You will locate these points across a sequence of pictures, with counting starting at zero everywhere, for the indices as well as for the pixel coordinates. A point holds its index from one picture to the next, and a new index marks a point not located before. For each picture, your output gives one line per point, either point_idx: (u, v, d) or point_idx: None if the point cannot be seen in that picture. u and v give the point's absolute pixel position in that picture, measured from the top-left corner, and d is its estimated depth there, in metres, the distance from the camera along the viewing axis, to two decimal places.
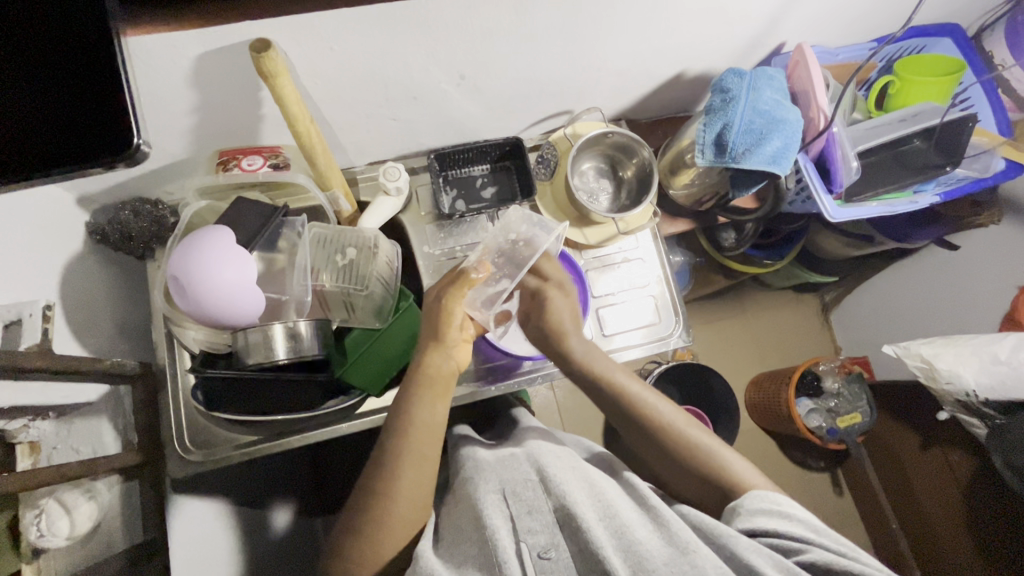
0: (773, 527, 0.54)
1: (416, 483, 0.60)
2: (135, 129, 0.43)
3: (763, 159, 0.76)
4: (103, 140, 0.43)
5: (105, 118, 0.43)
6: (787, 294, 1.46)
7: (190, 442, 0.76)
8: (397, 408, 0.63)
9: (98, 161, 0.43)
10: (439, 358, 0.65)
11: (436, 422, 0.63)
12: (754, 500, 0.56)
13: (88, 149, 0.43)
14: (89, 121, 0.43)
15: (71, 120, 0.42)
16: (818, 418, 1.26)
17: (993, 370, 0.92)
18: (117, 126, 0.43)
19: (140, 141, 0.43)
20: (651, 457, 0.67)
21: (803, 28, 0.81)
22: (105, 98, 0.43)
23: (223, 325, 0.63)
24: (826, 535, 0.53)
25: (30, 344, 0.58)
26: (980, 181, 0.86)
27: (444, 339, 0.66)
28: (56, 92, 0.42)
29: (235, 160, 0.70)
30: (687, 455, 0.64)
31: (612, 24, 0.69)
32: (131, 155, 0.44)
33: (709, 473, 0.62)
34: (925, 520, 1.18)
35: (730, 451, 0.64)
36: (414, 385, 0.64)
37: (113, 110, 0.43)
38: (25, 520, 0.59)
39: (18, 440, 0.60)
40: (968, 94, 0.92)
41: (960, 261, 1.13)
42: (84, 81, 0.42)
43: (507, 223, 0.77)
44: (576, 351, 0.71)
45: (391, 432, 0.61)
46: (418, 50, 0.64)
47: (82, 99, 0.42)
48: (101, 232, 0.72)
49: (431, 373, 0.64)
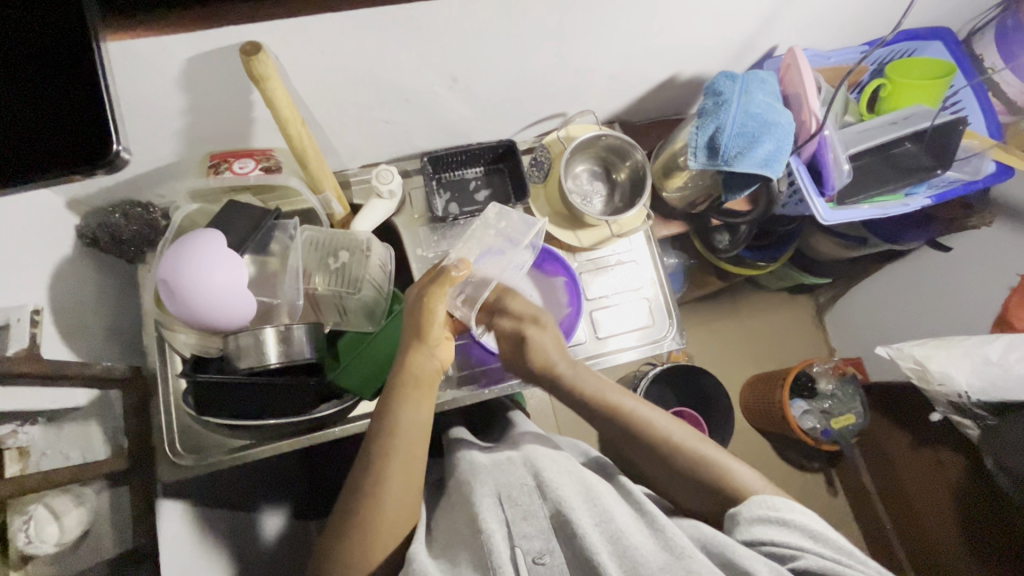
0: (771, 535, 0.53)
1: (405, 485, 0.59)
2: (114, 134, 0.43)
3: (755, 162, 0.76)
4: (81, 146, 0.42)
5: (84, 124, 0.42)
6: (781, 295, 1.46)
7: (182, 447, 0.75)
8: (383, 408, 0.63)
9: (76, 168, 0.43)
10: (422, 357, 0.66)
11: (421, 422, 0.63)
12: (753, 507, 0.56)
13: (67, 157, 0.43)
14: (68, 126, 0.42)
15: (49, 126, 0.42)
16: (812, 419, 1.27)
17: (985, 371, 0.92)
18: (95, 133, 0.42)
19: (119, 147, 0.43)
20: (634, 453, 0.68)
21: (794, 31, 0.82)
22: (84, 104, 0.42)
23: (212, 328, 0.63)
24: (825, 541, 0.53)
25: (17, 348, 0.57)
26: (971, 184, 0.87)
27: (426, 338, 0.66)
28: (34, 98, 0.42)
29: (224, 164, 0.69)
30: (671, 453, 0.65)
31: (605, 26, 0.69)
32: (111, 162, 0.43)
33: (696, 471, 0.63)
34: (918, 520, 1.19)
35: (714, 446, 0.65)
36: (398, 385, 0.64)
37: (92, 116, 0.42)
38: (12, 527, 0.57)
39: (7, 446, 0.58)
40: (958, 97, 0.92)
41: (952, 263, 1.14)
42: (63, 90, 0.42)
43: (482, 218, 0.78)
44: (564, 365, 0.72)
45: (378, 433, 0.61)
46: (411, 52, 0.64)
47: (62, 106, 0.42)
48: (91, 236, 0.72)
49: (415, 373, 0.65)
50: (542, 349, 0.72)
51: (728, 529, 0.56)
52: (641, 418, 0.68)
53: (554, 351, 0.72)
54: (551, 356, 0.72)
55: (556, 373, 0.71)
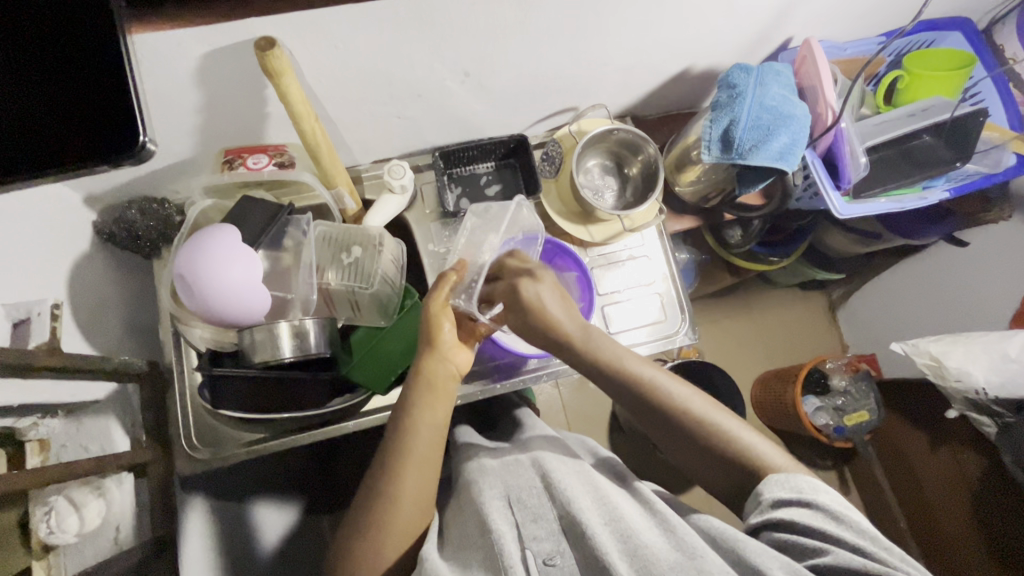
0: (791, 515, 0.53)
1: (415, 492, 0.60)
2: (142, 127, 0.43)
3: (770, 155, 0.75)
4: (110, 137, 0.43)
5: (110, 116, 0.43)
6: (794, 291, 1.45)
7: (197, 439, 0.76)
8: (401, 412, 0.63)
9: (106, 159, 0.44)
10: (435, 363, 0.65)
11: (438, 424, 0.63)
12: (775, 487, 0.56)
13: (93, 147, 0.43)
14: (96, 119, 0.43)
15: (79, 118, 0.43)
16: (825, 416, 1.25)
17: (1003, 368, 0.91)
18: (122, 125, 0.43)
19: (145, 139, 0.43)
20: (641, 421, 0.67)
21: (810, 23, 0.81)
22: (111, 96, 0.43)
23: (229, 323, 0.64)
24: (848, 523, 0.51)
25: (38, 343, 0.60)
26: (991, 177, 0.85)
27: (436, 343, 0.65)
28: (64, 90, 0.42)
29: (239, 159, 0.71)
30: (700, 437, 0.62)
31: (619, 18, 0.69)
32: (139, 153, 0.44)
33: (722, 456, 0.61)
34: (932, 518, 1.17)
35: (721, 410, 0.64)
36: (415, 388, 0.64)
37: (120, 108, 0.43)
38: (34, 518, 0.59)
39: (26, 438, 0.61)
40: (978, 88, 0.90)
41: (970, 257, 1.12)
42: (87, 83, 0.42)
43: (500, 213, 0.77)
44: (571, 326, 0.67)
45: (394, 438, 0.62)
46: (423, 47, 0.64)
47: (88, 100, 0.43)
48: (108, 232, 0.73)
49: (431, 378, 0.64)
50: (538, 301, 0.67)
51: (751, 505, 0.57)
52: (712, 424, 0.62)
53: (555, 308, 0.67)
54: (554, 313, 0.67)
55: (564, 336, 0.67)
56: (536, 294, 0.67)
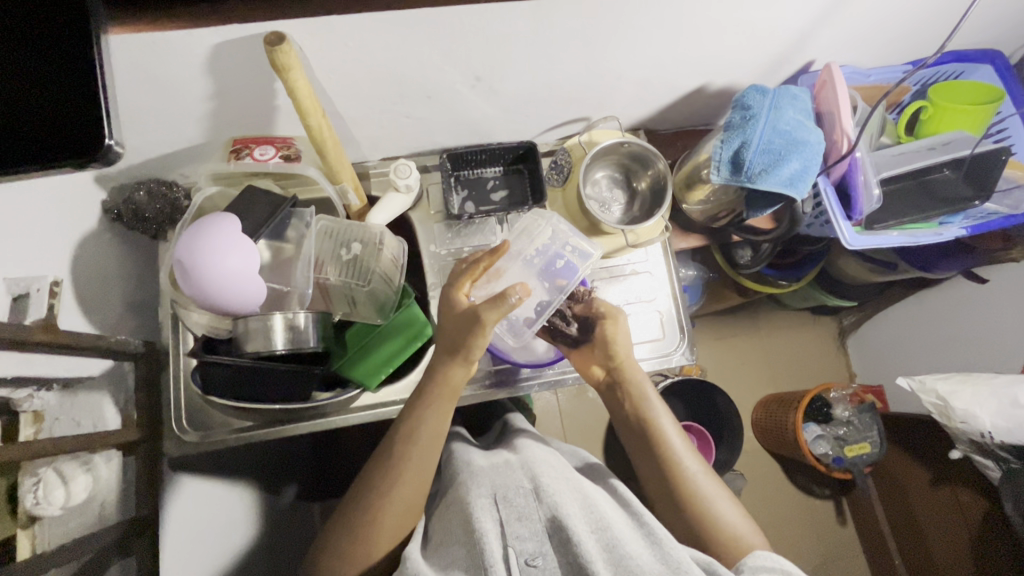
0: None
1: (408, 498, 0.61)
2: (108, 129, 0.42)
3: (779, 181, 0.73)
4: (75, 141, 0.42)
5: (76, 117, 0.42)
6: (802, 315, 1.42)
7: (188, 423, 0.78)
8: (410, 412, 0.64)
9: (68, 160, 0.43)
10: (459, 371, 0.64)
11: (440, 431, 0.63)
12: (757, 558, 0.56)
13: (56, 149, 0.42)
14: (64, 119, 0.42)
15: (54, 120, 0.42)
16: (824, 445, 1.22)
17: (1011, 413, 0.88)
18: (87, 129, 0.42)
19: (111, 141, 0.42)
20: (651, 482, 0.69)
21: (834, 47, 0.79)
22: (78, 97, 0.42)
23: (222, 311, 0.64)
24: None
25: (35, 318, 0.60)
26: (1011, 217, 0.81)
27: (469, 356, 0.63)
28: (40, 90, 0.42)
29: (246, 149, 0.71)
30: (703, 518, 0.63)
31: (635, 32, 0.68)
32: (104, 156, 0.43)
33: (717, 542, 0.62)
34: (928, 556, 1.15)
35: (729, 503, 0.65)
36: (431, 392, 0.64)
37: (87, 109, 0.42)
38: (23, 487, 0.58)
39: (21, 408, 0.60)
40: (1005, 124, 0.88)
41: (986, 296, 1.09)
42: (58, 83, 0.42)
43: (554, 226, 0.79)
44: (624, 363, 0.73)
45: (396, 440, 0.63)
46: (435, 49, 0.64)
47: (57, 101, 0.42)
48: (116, 211, 0.74)
49: (450, 386, 0.64)
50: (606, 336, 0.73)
51: None
52: (714, 511, 0.64)
53: (625, 344, 0.73)
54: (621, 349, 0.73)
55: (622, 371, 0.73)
56: (612, 328, 0.73)
